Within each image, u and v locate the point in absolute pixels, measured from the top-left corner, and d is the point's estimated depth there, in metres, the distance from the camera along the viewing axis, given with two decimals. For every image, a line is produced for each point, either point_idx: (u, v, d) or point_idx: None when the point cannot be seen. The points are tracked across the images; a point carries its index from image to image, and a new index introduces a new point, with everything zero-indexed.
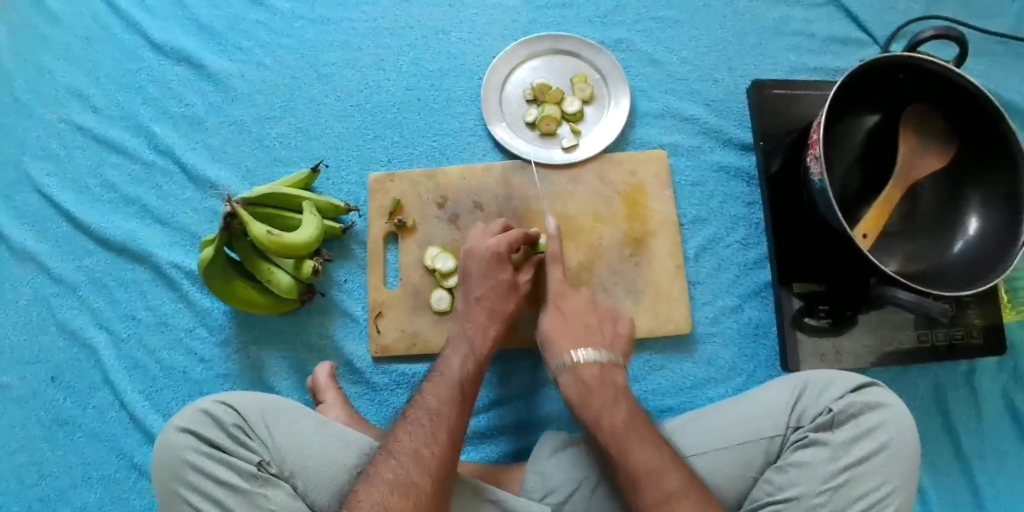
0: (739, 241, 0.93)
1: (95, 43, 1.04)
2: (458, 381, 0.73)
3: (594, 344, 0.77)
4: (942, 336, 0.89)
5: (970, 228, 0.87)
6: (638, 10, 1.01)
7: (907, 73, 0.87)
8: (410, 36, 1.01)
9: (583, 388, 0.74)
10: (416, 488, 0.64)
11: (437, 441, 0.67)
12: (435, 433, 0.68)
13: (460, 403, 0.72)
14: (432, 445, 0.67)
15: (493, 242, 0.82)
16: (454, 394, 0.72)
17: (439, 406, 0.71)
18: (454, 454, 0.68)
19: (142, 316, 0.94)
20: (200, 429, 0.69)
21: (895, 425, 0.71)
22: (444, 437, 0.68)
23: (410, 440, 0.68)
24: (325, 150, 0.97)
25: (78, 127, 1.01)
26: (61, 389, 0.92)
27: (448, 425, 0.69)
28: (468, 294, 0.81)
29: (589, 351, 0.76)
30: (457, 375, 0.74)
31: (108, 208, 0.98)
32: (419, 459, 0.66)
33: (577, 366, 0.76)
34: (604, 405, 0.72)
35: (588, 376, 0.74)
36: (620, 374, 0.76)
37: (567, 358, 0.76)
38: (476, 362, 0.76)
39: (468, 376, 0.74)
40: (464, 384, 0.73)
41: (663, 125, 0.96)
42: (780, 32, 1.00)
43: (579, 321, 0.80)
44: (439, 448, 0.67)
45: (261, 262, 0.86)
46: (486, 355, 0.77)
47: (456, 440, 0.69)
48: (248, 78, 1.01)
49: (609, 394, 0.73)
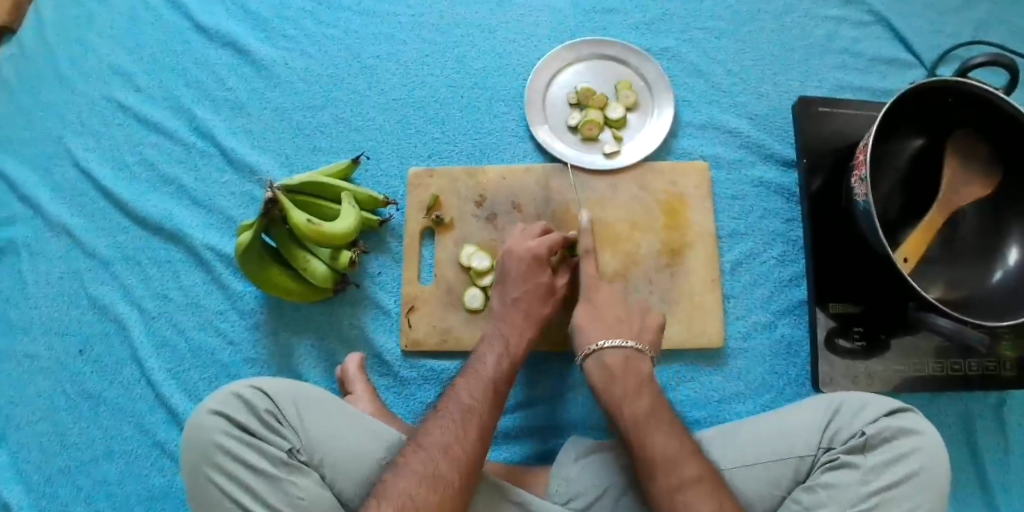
0: (776, 257, 0.92)
1: (141, 22, 1.04)
2: (490, 380, 0.72)
3: (638, 377, 0.74)
4: (975, 366, 0.88)
5: (1010, 258, 0.86)
6: (685, 20, 1.01)
7: (956, 98, 0.86)
8: (455, 33, 1.01)
9: (607, 376, 0.74)
10: (445, 482, 0.64)
11: (468, 436, 0.67)
12: (466, 429, 0.68)
13: (492, 401, 0.71)
14: (464, 441, 0.67)
15: (534, 245, 0.82)
16: (487, 392, 0.71)
17: (472, 402, 0.70)
18: (483, 451, 0.68)
19: (173, 295, 0.94)
20: (232, 412, 0.69)
21: (929, 452, 0.70)
22: (475, 434, 0.68)
23: (443, 434, 0.67)
24: (364, 142, 0.97)
25: (120, 104, 1.01)
26: (89, 363, 0.93)
27: (480, 422, 0.69)
28: (505, 294, 0.80)
29: (615, 339, 0.76)
30: (493, 375, 0.73)
31: (145, 187, 0.98)
32: (450, 453, 0.66)
33: (601, 354, 0.76)
34: (627, 392, 0.72)
35: (613, 365, 0.75)
36: (645, 362, 0.76)
37: (592, 346, 0.77)
38: (511, 362, 0.75)
39: (503, 375, 0.74)
40: (498, 383, 0.73)
41: (705, 136, 0.96)
42: (827, 50, 1.00)
43: (624, 360, 0.75)
44: (471, 444, 0.67)
45: (297, 249, 0.86)
46: (520, 355, 0.76)
47: (486, 438, 0.69)
48: (291, 66, 1.01)
49: (632, 382, 0.73)
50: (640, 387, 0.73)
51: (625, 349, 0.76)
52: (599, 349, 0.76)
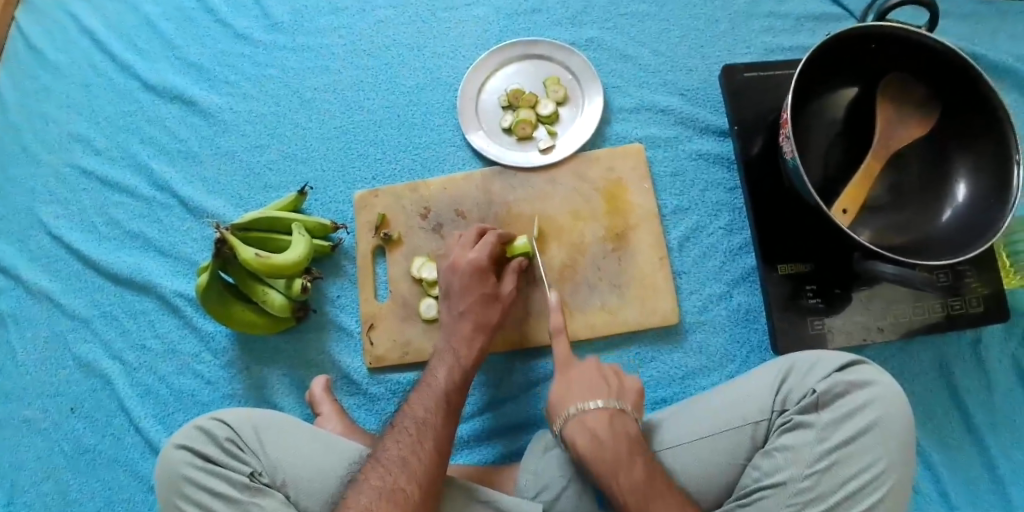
0: (723, 227, 0.92)
1: (94, 89, 1.10)
2: (442, 393, 0.75)
3: (599, 393, 0.73)
4: (938, 308, 0.87)
5: (958, 195, 0.85)
6: (607, 7, 1.02)
7: (878, 42, 0.85)
8: (387, 55, 1.04)
9: (595, 442, 0.69)
10: (406, 496, 0.66)
11: (425, 448, 0.69)
12: (421, 441, 0.70)
13: (446, 413, 0.73)
14: (422, 458, 0.69)
15: (474, 251, 0.83)
16: (441, 403, 0.74)
17: (427, 415, 0.72)
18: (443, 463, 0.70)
19: (151, 345, 0.98)
20: (195, 444, 0.72)
21: (884, 402, 0.70)
22: (432, 447, 0.70)
23: (401, 452, 0.69)
24: (311, 173, 1.00)
25: (83, 170, 1.06)
26: (81, 419, 0.97)
27: (436, 432, 0.71)
28: (452, 301, 0.82)
29: (596, 402, 0.72)
30: (444, 385, 0.76)
31: (114, 244, 1.03)
32: (407, 467, 0.68)
33: (581, 417, 0.72)
34: (620, 461, 0.68)
35: (600, 430, 0.70)
36: (631, 422, 0.72)
37: (570, 410, 0.72)
38: (463, 372, 0.78)
39: (455, 385, 0.76)
40: (451, 395, 0.75)
41: (639, 118, 0.97)
42: (753, 14, 0.99)
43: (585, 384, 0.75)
44: (427, 454, 0.69)
45: (255, 284, 0.89)
46: (471, 366, 0.79)
47: (444, 449, 0.71)
48: (236, 110, 1.05)
49: (624, 449, 0.69)
50: (632, 452, 0.69)
51: (605, 409, 0.72)
52: (580, 410, 0.72)
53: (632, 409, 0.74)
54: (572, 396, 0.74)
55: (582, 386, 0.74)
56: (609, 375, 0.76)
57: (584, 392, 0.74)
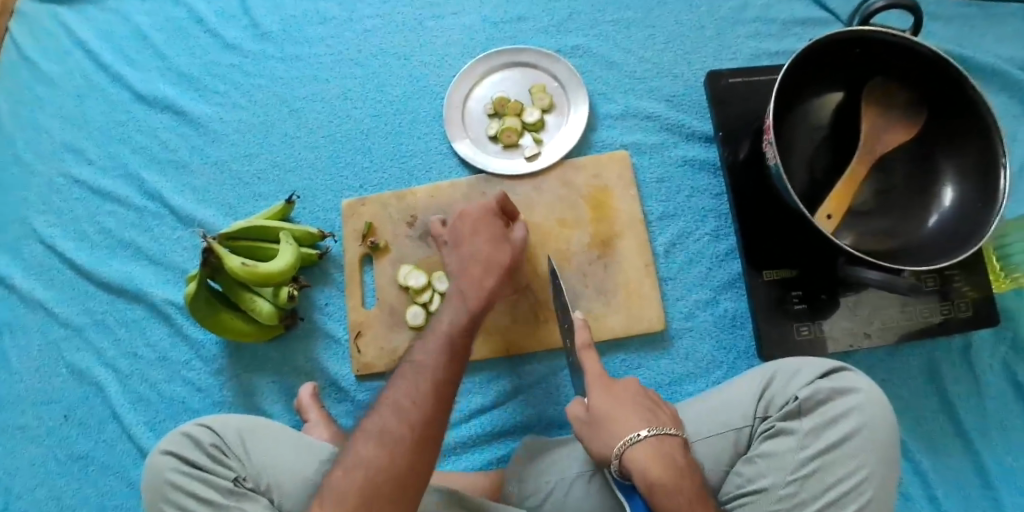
0: (709, 233, 0.92)
1: (87, 99, 1.11)
2: (445, 335, 0.72)
3: (662, 419, 0.70)
4: (927, 312, 0.86)
5: (945, 199, 0.85)
6: (593, 15, 1.02)
7: (863, 47, 0.85)
8: (374, 65, 1.05)
9: (677, 471, 0.66)
10: (397, 438, 0.64)
11: (421, 389, 0.67)
12: (417, 385, 0.68)
13: (448, 359, 0.70)
14: (417, 399, 0.67)
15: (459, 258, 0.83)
16: (446, 348, 0.71)
17: (425, 359, 0.70)
18: (444, 404, 0.67)
19: (142, 352, 0.99)
20: (182, 450, 0.75)
21: (865, 410, 0.70)
22: (428, 389, 0.67)
23: (401, 398, 0.67)
24: (300, 182, 1.01)
25: (76, 180, 1.08)
26: (74, 426, 0.98)
27: (434, 377, 0.68)
28: None
29: (665, 429, 0.69)
30: (450, 330, 0.73)
31: (107, 253, 1.04)
32: (399, 409, 0.66)
33: (655, 441, 0.68)
34: (694, 495, 0.65)
35: (678, 458, 0.67)
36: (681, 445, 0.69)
37: (637, 434, 0.68)
38: (469, 319, 0.75)
39: (462, 327, 0.73)
40: (456, 339, 0.72)
41: (624, 124, 0.97)
42: (738, 20, 0.99)
43: (639, 401, 0.72)
44: (423, 398, 0.67)
45: (243, 292, 0.90)
46: (479, 309, 0.76)
47: (443, 393, 0.68)
48: (226, 120, 1.06)
49: (696, 479, 0.66)
50: (698, 483, 0.66)
51: (676, 435, 0.69)
52: (645, 436, 0.68)
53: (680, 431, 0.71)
54: (620, 424, 0.69)
55: (633, 405, 0.71)
56: (655, 398, 0.74)
57: (639, 413, 0.70)
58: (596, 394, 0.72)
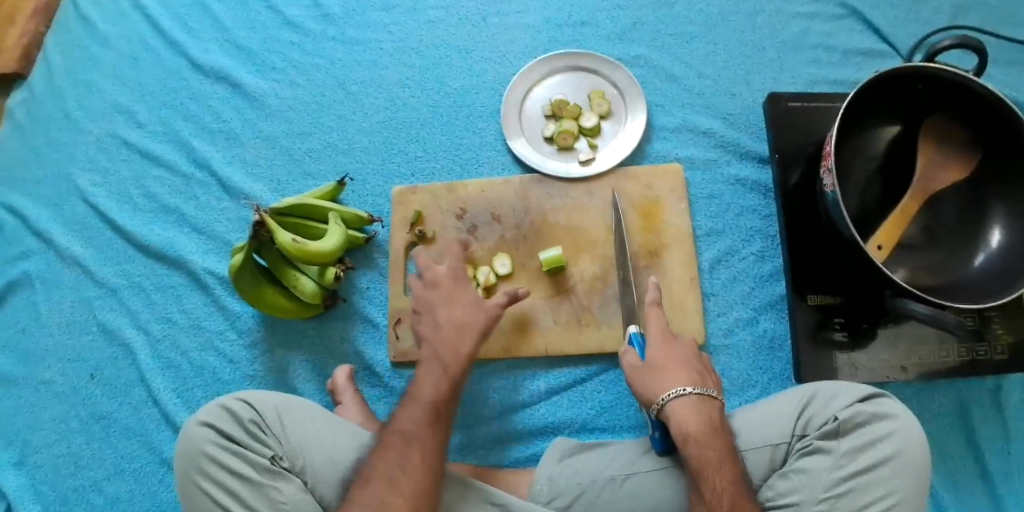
0: (755, 253, 0.93)
1: (141, 61, 1.11)
2: (428, 403, 0.75)
3: (705, 381, 0.75)
4: (963, 352, 0.87)
5: (992, 241, 0.85)
6: (656, 27, 1.03)
7: (925, 84, 0.86)
8: (434, 55, 1.05)
9: (712, 428, 0.70)
10: (393, 510, 0.67)
11: (412, 463, 0.70)
12: (409, 456, 0.71)
13: (435, 424, 0.74)
14: (417, 473, 0.70)
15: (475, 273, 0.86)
16: (429, 414, 0.74)
17: (414, 429, 0.73)
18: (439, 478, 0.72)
19: (176, 318, 0.99)
20: (220, 424, 0.75)
21: (902, 436, 0.71)
22: (422, 461, 0.71)
23: (404, 474, 0.70)
24: (351, 164, 1.01)
25: (124, 140, 1.08)
26: (100, 386, 0.98)
27: (422, 446, 0.72)
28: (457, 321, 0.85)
29: (704, 389, 0.73)
30: (433, 395, 0.76)
31: (149, 217, 1.04)
32: (397, 486, 0.69)
33: (696, 398, 0.72)
34: (723, 457, 0.69)
35: (713, 418, 0.71)
36: (719, 410, 0.73)
37: (681, 388, 0.72)
38: (451, 380, 0.77)
39: (445, 395, 0.76)
40: (440, 405, 0.75)
41: (679, 138, 0.98)
42: (800, 46, 1.00)
43: (685, 362, 0.76)
44: (416, 468, 0.70)
45: (288, 269, 0.90)
46: (460, 373, 0.77)
47: (434, 463, 0.71)
48: (280, 95, 1.06)
49: (725, 445, 0.70)
50: (728, 449, 0.70)
51: (712, 397, 0.73)
52: (684, 393, 0.72)
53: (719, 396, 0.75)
54: (670, 377, 0.74)
55: (682, 369, 0.75)
56: (702, 366, 0.77)
57: (683, 375, 0.74)
58: (653, 345, 0.76)
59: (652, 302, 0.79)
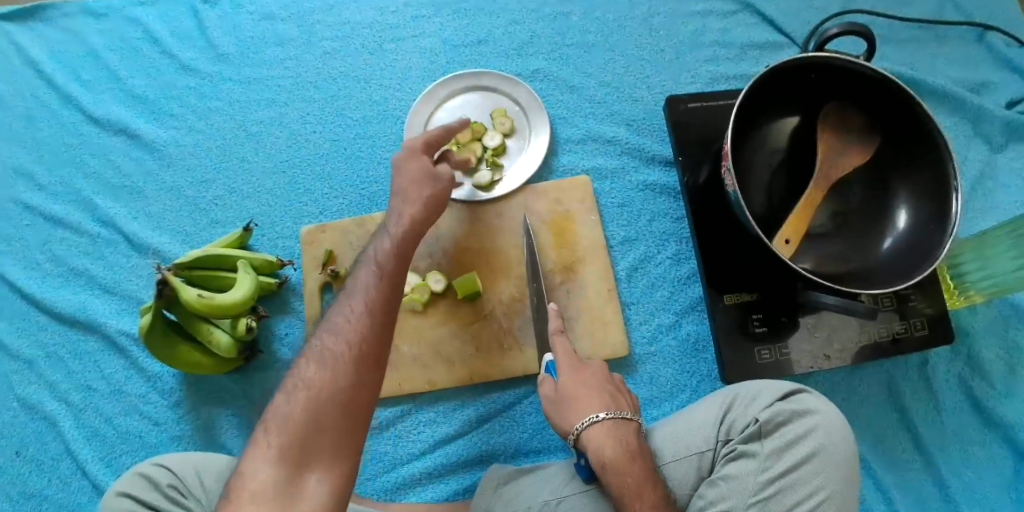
0: (670, 257, 0.93)
1: (35, 122, 1.08)
2: (358, 305, 0.67)
3: (620, 405, 0.77)
4: (883, 332, 0.87)
5: (898, 222, 0.85)
6: (553, 38, 1.02)
7: (818, 72, 0.86)
8: (333, 88, 1.03)
9: (628, 455, 0.71)
10: (318, 412, 0.61)
11: (338, 359, 0.63)
12: (331, 355, 0.64)
13: (371, 321, 0.66)
14: (333, 374, 0.63)
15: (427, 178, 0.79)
16: (363, 310, 0.66)
17: (342, 324, 0.66)
18: (363, 387, 0.63)
19: (96, 385, 0.96)
20: (138, 491, 0.77)
21: (823, 430, 0.71)
22: (343, 354, 0.64)
23: (319, 371, 0.63)
24: (258, 208, 0.99)
25: (26, 205, 1.04)
26: (26, 463, 0.95)
27: (349, 338, 0.65)
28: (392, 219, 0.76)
29: (616, 413, 0.75)
30: (365, 292, 0.68)
31: (59, 282, 1.01)
32: (307, 389, 0.62)
33: (609, 423, 0.74)
34: (642, 481, 0.69)
35: (628, 443, 0.73)
36: (634, 430, 0.74)
37: (593, 416, 0.74)
38: (383, 278, 0.69)
39: (377, 295, 0.68)
40: (373, 292, 0.68)
41: (585, 149, 0.97)
42: (696, 44, 1.00)
43: (599, 387, 0.78)
44: (339, 365, 0.63)
45: (200, 324, 0.88)
46: (394, 272, 0.71)
47: (360, 350, 0.64)
48: (181, 143, 1.04)
49: (644, 468, 0.71)
50: (648, 474, 0.70)
51: (623, 419, 0.75)
52: (598, 420, 0.74)
53: (636, 417, 0.76)
54: (583, 404, 0.76)
55: (593, 395, 0.77)
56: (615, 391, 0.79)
57: (596, 403, 0.76)
58: (564, 373, 0.79)
59: (556, 332, 0.82)
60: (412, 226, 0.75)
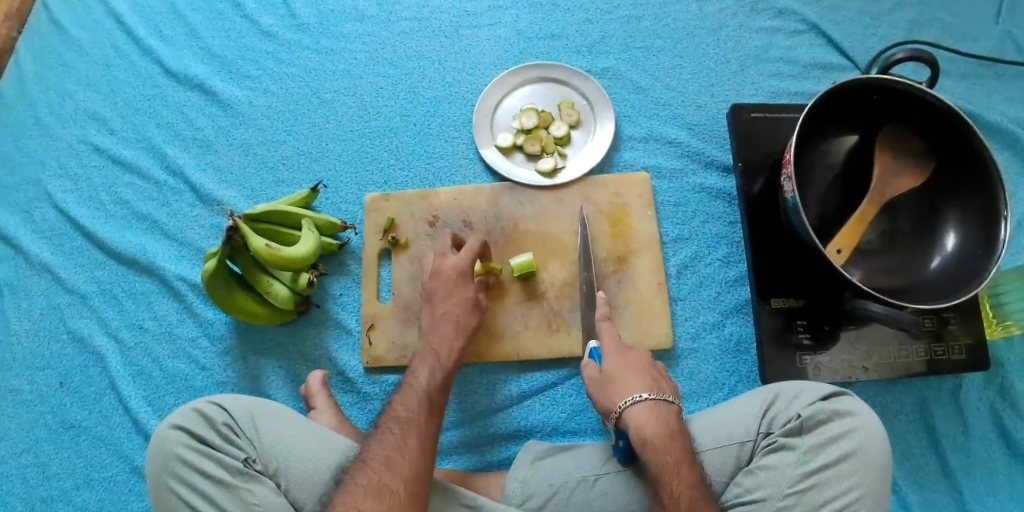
0: (720, 259, 0.96)
1: (115, 70, 1.12)
2: (423, 393, 0.77)
3: (662, 388, 0.77)
4: (922, 352, 0.89)
5: (947, 245, 0.88)
6: (624, 40, 1.06)
7: (880, 95, 0.89)
8: (407, 66, 1.07)
9: (668, 434, 0.72)
10: (391, 492, 0.67)
11: (410, 447, 0.71)
12: (405, 441, 0.71)
13: (429, 412, 0.75)
14: (404, 447, 0.71)
15: (455, 260, 0.87)
16: (423, 400, 0.76)
17: (408, 414, 0.74)
18: (426, 454, 0.71)
19: (147, 325, 0.99)
20: (193, 427, 0.76)
21: (863, 432, 0.73)
22: (415, 442, 0.72)
23: (390, 454, 0.70)
24: (324, 172, 1.03)
25: (96, 148, 1.08)
26: (69, 394, 0.97)
27: (419, 435, 0.72)
28: (435, 311, 0.86)
29: (659, 395, 0.75)
30: (426, 385, 0.78)
31: (122, 223, 1.04)
32: (383, 463, 0.69)
33: (652, 403, 0.74)
34: (680, 461, 0.70)
35: (670, 425, 0.73)
36: (676, 414, 0.75)
37: (636, 396, 0.75)
38: (443, 372, 0.80)
39: (437, 387, 0.78)
40: (433, 394, 0.77)
41: (646, 148, 1.00)
42: (762, 58, 1.04)
43: (643, 371, 0.78)
44: (412, 454, 0.71)
45: (261, 275, 0.91)
46: (452, 367, 0.81)
47: (428, 462, 0.71)
48: (255, 104, 1.08)
49: (684, 451, 0.71)
50: (686, 457, 0.71)
51: (665, 403, 0.75)
52: (639, 400, 0.74)
53: (676, 401, 0.77)
54: (628, 385, 0.76)
55: (640, 378, 0.77)
56: (658, 376, 0.79)
57: (639, 384, 0.76)
58: (609, 356, 0.80)
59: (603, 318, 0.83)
60: (461, 316, 0.86)
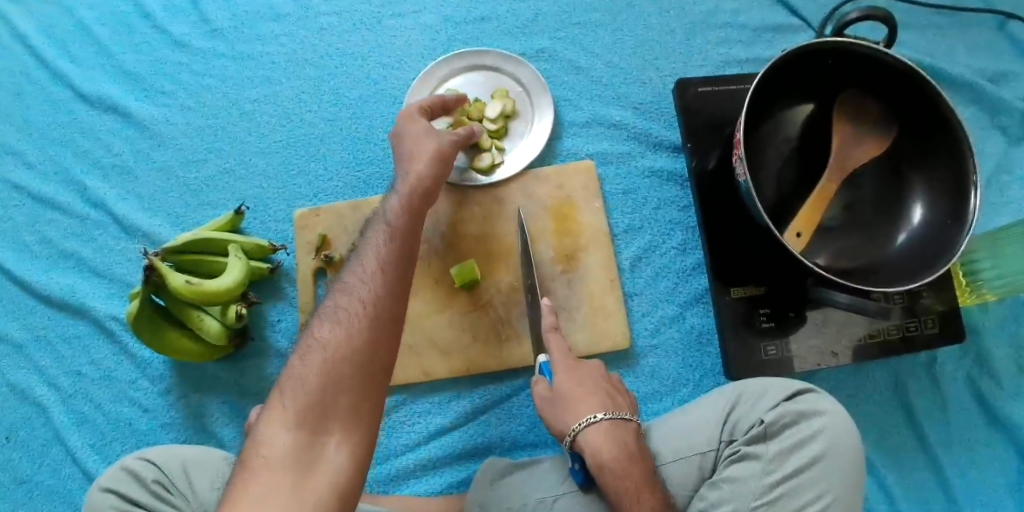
0: (676, 247, 0.90)
1: (25, 97, 1.03)
2: (375, 270, 0.58)
3: (619, 406, 0.73)
4: (895, 330, 0.84)
5: (913, 217, 0.82)
6: (560, 17, 0.98)
7: (834, 59, 0.82)
8: (328, 65, 0.99)
9: (625, 456, 0.67)
10: (332, 382, 0.52)
11: (354, 323, 0.55)
12: (354, 321, 0.55)
13: (381, 293, 0.57)
14: (351, 328, 0.54)
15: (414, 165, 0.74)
16: (376, 272, 0.58)
17: (358, 284, 0.57)
18: (382, 343, 0.55)
19: (85, 371, 0.94)
20: (122, 487, 0.71)
21: (831, 433, 0.69)
22: (365, 318, 0.55)
23: (333, 330, 0.54)
24: (251, 190, 0.96)
25: (15, 184, 1.00)
26: (16, 449, 0.93)
27: (369, 311, 0.55)
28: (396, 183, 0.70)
29: (613, 414, 0.71)
30: (375, 262, 0.59)
31: (47, 263, 0.98)
32: (322, 346, 0.54)
33: (606, 425, 0.70)
34: (639, 485, 0.66)
35: (626, 445, 0.69)
36: (632, 432, 0.70)
37: (590, 417, 0.70)
38: (398, 244, 0.61)
39: (393, 266, 0.59)
40: (388, 265, 0.59)
41: (589, 133, 0.94)
42: (708, 25, 0.96)
43: (596, 385, 0.74)
44: (354, 336, 0.54)
45: (189, 310, 0.85)
46: (407, 246, 0.61)
47: (378, 341, 0.54)
48: (172, 122, 1.00)
49: (642, 472, 0.67)
50: (645, 481, 0.66)
51: (619, 420, 0.71)
52: (594, 421, 0.70)
53: (634, 418, 0.73)
54: (580, 404, 0.72)
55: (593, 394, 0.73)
56: (612, 389, 0.75)
57: (592, 403, 0.72)
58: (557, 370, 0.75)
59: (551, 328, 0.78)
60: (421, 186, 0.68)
